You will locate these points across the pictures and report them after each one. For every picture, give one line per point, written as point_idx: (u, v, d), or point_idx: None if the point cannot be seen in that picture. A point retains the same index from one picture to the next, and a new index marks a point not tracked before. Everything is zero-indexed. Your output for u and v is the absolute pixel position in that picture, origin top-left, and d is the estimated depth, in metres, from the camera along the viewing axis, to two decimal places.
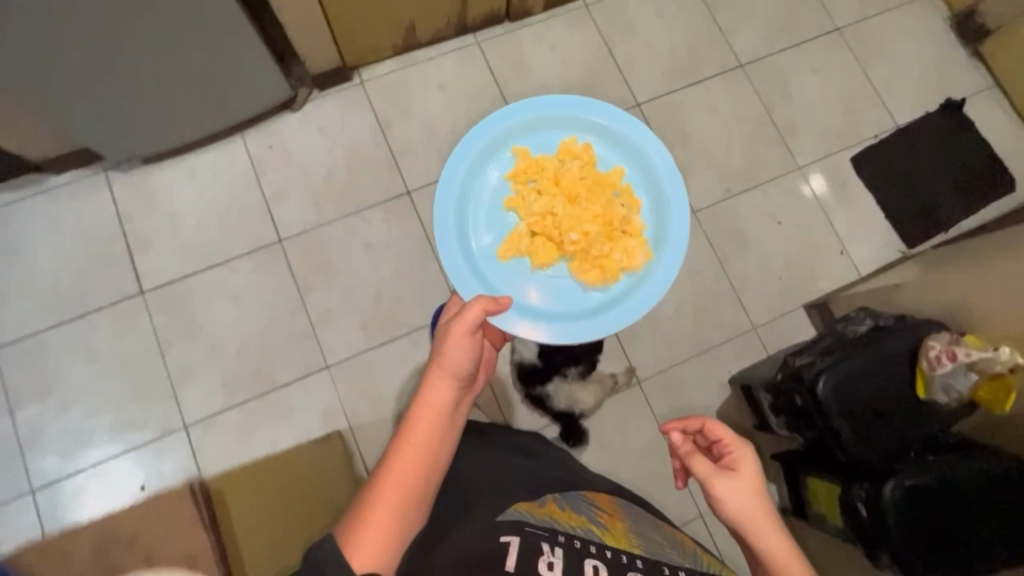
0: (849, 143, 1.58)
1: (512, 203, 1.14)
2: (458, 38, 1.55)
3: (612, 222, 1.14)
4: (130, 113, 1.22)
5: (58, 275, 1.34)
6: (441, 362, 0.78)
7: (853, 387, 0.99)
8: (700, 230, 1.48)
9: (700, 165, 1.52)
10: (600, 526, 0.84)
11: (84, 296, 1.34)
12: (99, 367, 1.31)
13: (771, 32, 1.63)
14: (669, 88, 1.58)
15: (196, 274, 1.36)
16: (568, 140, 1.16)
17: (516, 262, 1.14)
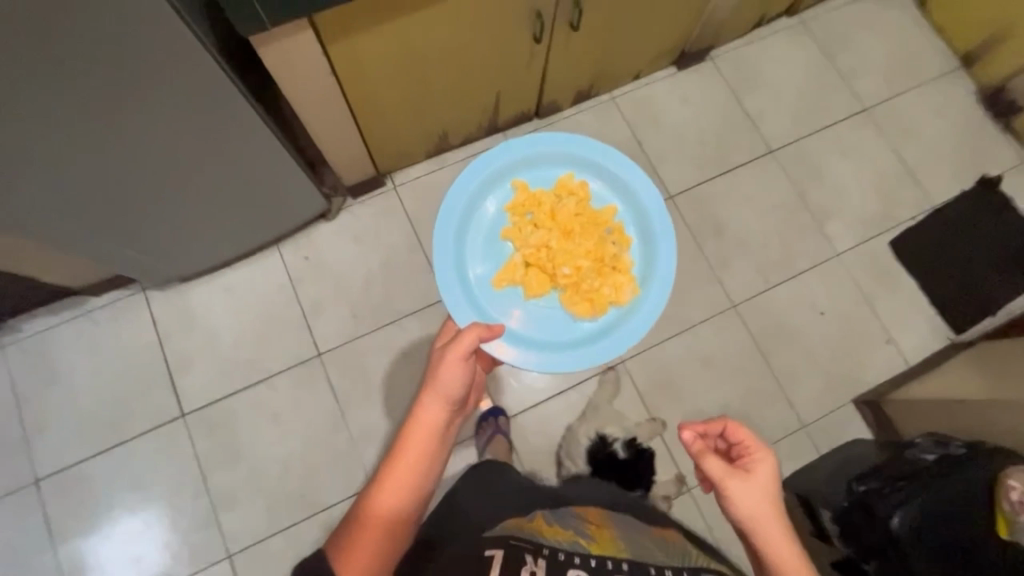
0: (887, 226, 1.55)
1: (510, 231, 1.24)
2: (489, 138, 1.55)
3: (603, 258, 1.21)
4: (171, 244, 1.22)
5: (99, 401, 1.34)
6: (434, 387, 0.76)
7: (933, 531, 0.93)
8: (742, 325, 1.45)
9: (737, 257, 1.50)
10: (588, 538, 0.76)
11: (126, 422, 1.33)
12: (142, 495, 1.30)
13: (801, 114, 1.62)
14: (701, 177, 1.56)
15: (236, 394, 1.35)
16: (566, 177, 1.24)
17: (509, 291, 1.23)
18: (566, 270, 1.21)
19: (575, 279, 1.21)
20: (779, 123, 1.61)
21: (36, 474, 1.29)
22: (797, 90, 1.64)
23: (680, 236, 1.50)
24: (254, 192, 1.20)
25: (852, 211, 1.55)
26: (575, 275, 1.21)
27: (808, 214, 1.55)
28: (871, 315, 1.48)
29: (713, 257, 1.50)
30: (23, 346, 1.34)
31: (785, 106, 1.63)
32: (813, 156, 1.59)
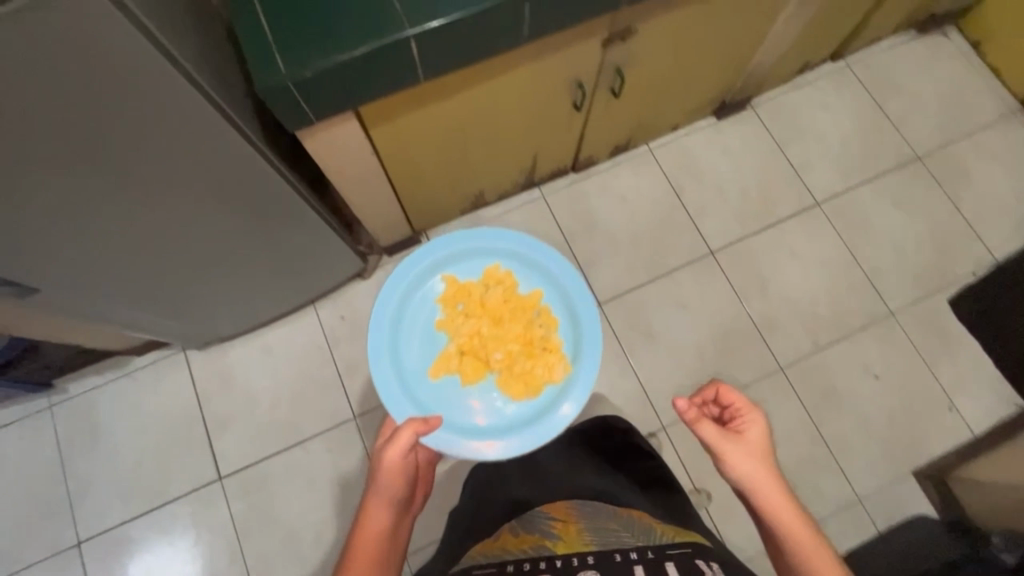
0: (945, 283, 1.47)
1: (440, 323, 1.07)
2: (525, 192, 1.53)
3: (534, 342, 1.06)
4: (212, 311, 1.23)
5: (140, 461, 1.35)
6: (376, 492, 0.86)
7: None
8: (791, 389, 1.38)
9: (784, 316, 1.44)
10: (556, 540, 0.81)
11: (165, 483, 1.34)
12: (179, 559, 1.30)
13: (850, 164, 1.56)
14: (745, 230, 1.51)
15: (272, 457, 1.35)
16: (491, 265, 1.08)
17: (443, 385, 1.05)
18: (498, 358, 1.06)
19: (508, 366, 1.05)
20: (827, 173, 1.55)
21: (78, 536, 1.31)
22: (843, 138, 1.58)
23: (723, 294, 1.45)
24: (293, 260, 1.20)
25: (907, 266, 1.48)
26: (508, 363, 1.05)
27: (858, 269, 1.48)
28: (931, 377, 1.40)
29: (758, 315, 1.44)
30: (69, 405, 1.37)
31: (833, 156, 1.57)
32: (863, 207, 1.52)
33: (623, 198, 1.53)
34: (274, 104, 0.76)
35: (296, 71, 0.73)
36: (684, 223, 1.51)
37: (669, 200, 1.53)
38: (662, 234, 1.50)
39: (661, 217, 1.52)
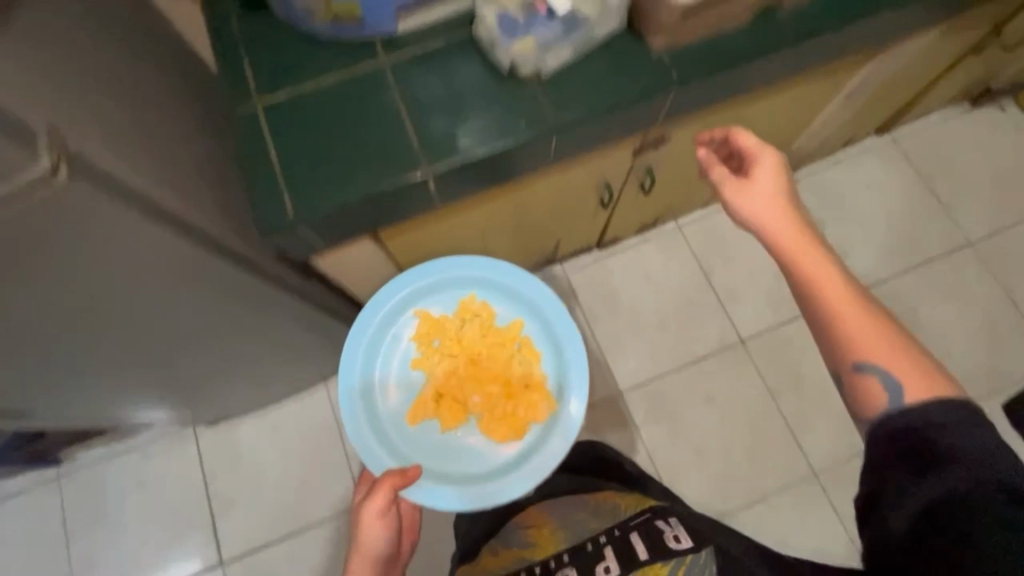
0: (999, 386, 1.35)
1: (416, 363, 1.04)
2: (545, 268, 1.46)
3: (512, 380, 1.03)
4: (218, 397, 1.20)
5: (143, 539, 1.32)
6: (359, 551, 0.80)
7: None
8: (824, 498, 1.29)
9: (818, 415, 1.34)
10: (531, 546, 0.96)
11: (167, 565, 1.31)
12: None
13: (895, 248, 1.46)
14: (778, 318, 1.41)
15: (275, 542, 1.31)
16: (467, 299, 1.05)
17: (421, 427, 1.02)
18: (477, 399, 1.03)
19: (488, 407, 1.02)
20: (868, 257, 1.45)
21: None
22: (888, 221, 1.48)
23: (755, 389, 1.37)
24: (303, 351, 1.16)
25: (956, 365, 1.37)
26: (487, 404, 1.02)
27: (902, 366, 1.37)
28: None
29: (792, 414, 1.35)
30: (75, 478, 1.35)
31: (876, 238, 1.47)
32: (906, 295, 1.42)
33: (649, 278, 1.45)
34: (271, 237, 0.71)
35: (304, 211, 0.69)
36: (713, 308, 1.42)
37: (696, 283, 1.44)
38: (689, 319, 1.41)
39: (688, 300, 1.43)
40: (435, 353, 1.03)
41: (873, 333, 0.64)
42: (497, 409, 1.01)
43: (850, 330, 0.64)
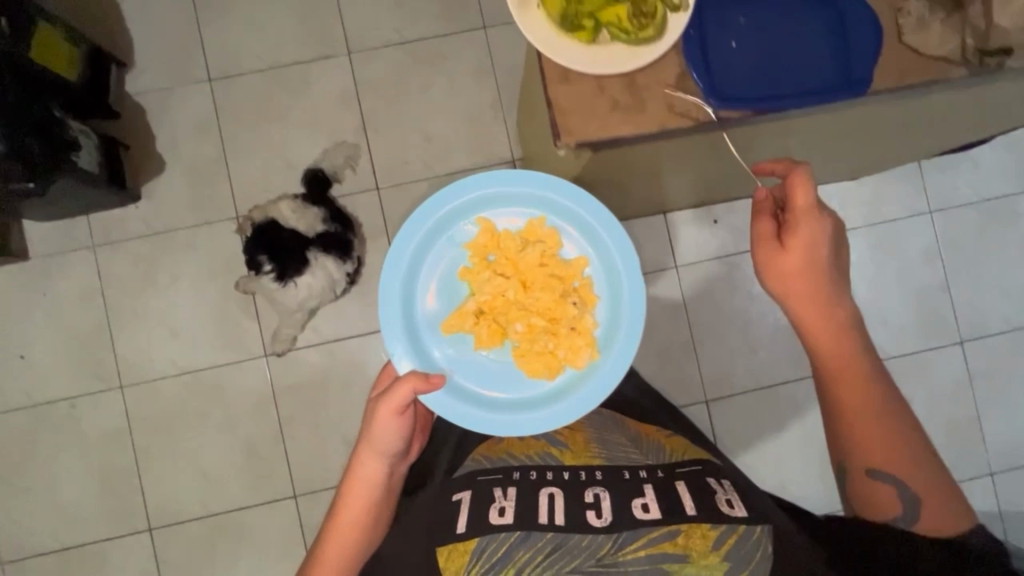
0: (42, 406, 1.25)
1: (464, 273, 0.87)
2: None
3: (562, 319, 0.85)
4: None
5: (910, 330, 1.39)
6: (373, 436, 0.83)
7: (284, 252, 1.15)
8: (152, 450, 1.26)
9: (91, 491, 1.25)
10: (561, 446, 0.90)
11: (942, 327, 1.39)
12: (871, 295, 1.39)
13: (59, 207, 1.18)
14: (222, 359, 1.28)
15: (801, 414, 1.34)
16: (539, 219, 0.87)
17: (451, 346, 0.88)
18: (516, 328, 0.86)
19: (529, 341, 0.86)
20: (73, 390, 1.26)
21: (895, 352, 1.38)
22: (23, 233, 1.25)
23: (140, 492, 1.26)
24: None
25: None
26: (528, 337, 0.86)
27: (409, 73, 1.32)
28: (460, 46, 1.32)
29: (141, 511, 1.25)
30: (911, 375, 1.38)
31: (49, 203, 1.13)
32: (301, 119, 1.30)
33: None
34: None
35: None
36: None
37: (195, 557, 1.25)
38: (201, 443, 1.27)
39: None
40: (487, 267, 0.86)
41: (895, 451, 0.75)
42: (539, 345, 0.86)
43: (853, 422, 0.77)
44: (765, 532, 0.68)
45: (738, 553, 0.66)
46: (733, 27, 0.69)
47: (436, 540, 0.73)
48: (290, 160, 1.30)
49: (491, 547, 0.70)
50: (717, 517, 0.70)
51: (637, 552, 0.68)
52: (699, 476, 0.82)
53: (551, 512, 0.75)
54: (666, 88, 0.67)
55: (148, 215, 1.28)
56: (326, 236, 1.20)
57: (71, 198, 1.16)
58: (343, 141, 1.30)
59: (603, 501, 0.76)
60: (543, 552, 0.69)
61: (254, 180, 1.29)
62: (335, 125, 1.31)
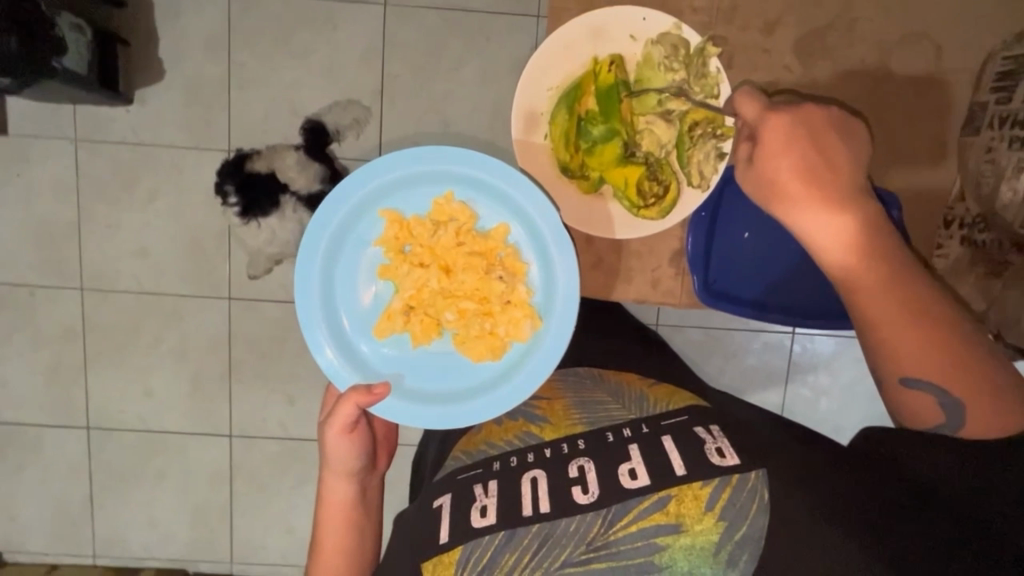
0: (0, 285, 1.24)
1: (382, 272, 0.77)
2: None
3: (492, 297, 0.77)
4: None
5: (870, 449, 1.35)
6: (332, 462, 0.74)
7: (253, 193, 1.14)
8: (103, 355, 1.27)
9: (38, 376, 1.28)
10: (540, 421, 0.70)
11: None
12: (847, 405, 1.32)
13: (42, 95, 1.11)
14: (185, 290, 1.26)
15: None
16: (445, 197, 0.76)
17: (388, 348, 0.78)
18: (451, 317, 0.78)
19: (464, 327, 0.78)
20: (34, 279, 1.25)
21: None
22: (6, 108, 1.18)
23: (85, 390, 1.28)
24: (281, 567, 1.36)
25: None
26: (462, 325, 0.78)
27: (443, 48, 1.19)
28: (505, 28, 1.19)
29: (83, 408, 1.29)
30: None
31: (34, 93, 1.06)
32: (315, 61, 1.20)
33: None
34: None
35: None
36: None
37: (127, 463, 1.31)
38: (151, 363, 1.28)
39: None
40: (400, 254, 0.77)
41: (954, 373, 0.53)
42: (472, 330, 0.77)
43: (909, 361, 0.54)
44: (762, 476, 0.54)
45: (732, 506, 0.53)
46: (752, 221, 0.81)
47: (419, 554, 0.60)
48: (294, 103, 1.21)
49: (475, 556, 0.57)
50: (705, 469, 0.56)
51: (628, 528, 0.54)
52: (688, 423, 0.63)
53: (536, 499, 0.59)
54: (644, 282, 0.82)
55: (138, 123, 1.21)
56: (314, 196, 1.16)
57: (58, 93, 1.09)
58: (356, 100, 1.21)
59: (589, 473, 0.60)
60: (531, 550, 0.56)
61: (252, 114, 1.21)
62: (350, 77, 1.20)
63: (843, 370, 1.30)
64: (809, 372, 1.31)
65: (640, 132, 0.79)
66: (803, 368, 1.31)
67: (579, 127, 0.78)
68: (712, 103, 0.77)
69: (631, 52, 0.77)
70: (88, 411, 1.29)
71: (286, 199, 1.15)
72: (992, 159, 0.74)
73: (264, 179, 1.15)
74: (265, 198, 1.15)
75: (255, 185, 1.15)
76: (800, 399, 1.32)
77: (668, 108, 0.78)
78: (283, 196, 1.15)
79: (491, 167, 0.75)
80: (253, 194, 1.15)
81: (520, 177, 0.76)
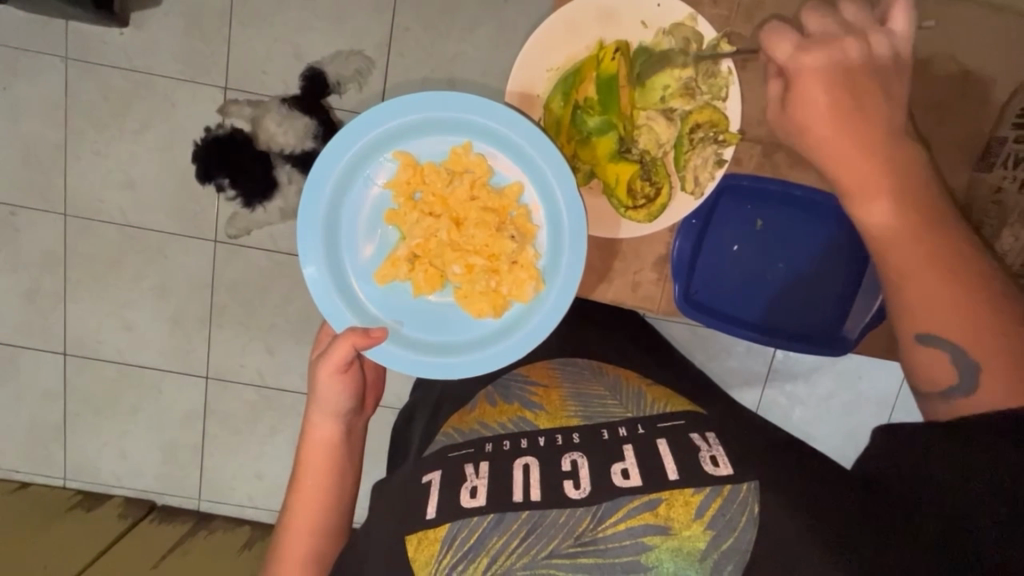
0: None
1: (390, 216, 0.74)
2: None
3: (500, 255, 0.73)
4: None
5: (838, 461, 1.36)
6: (321, 398, 0.74)
7: (244, 178, 1.19)
8: (84, 283, 1.26)
9: (17, 297, 1.26)
10: (536, 408, 0.70)
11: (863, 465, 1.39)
12: (818, 416, 1.33)
13: (33, 5, 1.05)
14: (170, 227, 1.23)
15: None
16: (461, 147, 0.73)
17: (390, 295, 0.76)
18: (457, 271, 0.74)
19: (469, 282, 0.74)
20: (16, 199, 1.21)
21: None
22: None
23: (64, 316, 1.27)
24: (246, 510, 1.38)
25: None
26: (467, 279, 0.74)
27: (457, 2, 1.13)
28: None
29: (61, 334, 1.28)
30: None
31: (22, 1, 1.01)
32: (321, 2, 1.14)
33: None
34: None
35: None
36: None
37: (103, 393, 1.31)
38: (132, 297, 1.27)
39: None
40: (408, 199, 0.73)
41: (976, 322, 0.55)
42: (477, 285, 0.74)
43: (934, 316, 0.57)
44: (754, 487, 0.54)
45: (722, 517, 0.53)
46: (744, 236, 0.81)
47: (405, 528, 0.60)
48: (296, 46, 1.15)
49: (462, 534, 0.57)
50: (698, 477, 0.56)
51: (618, 526, 0.54)
52: (683, 427, 0.63)
53: (526, 486, 0.59)
54: (631, 278, 0.80)
55: (131, 47, 1.15)
56: (306, 154, 1.18)
57: (48, 5, 1.03)
58: (360, 49, 1.16)
59: (581, 468, 0.60)
60: (519, 536, 0.55)
61: (251, 53, 1.16)
62: (356, 24, 1.15)
63: (821, 381, 1.31)
64: (787, 380, 1.31)
65: (638, 128, 0.76)
66: (781, 375, 1.31)
67: (574, 116, 0.75)
68: (717, 106, 0.74)
69: (640, 41, 0.73)
70: (65, 337, 1.28)
71: (278, 168, 1.19)
72: (1000, 200, 0.76)
73: (249, 162, 1.18)
74: (255, 179, 1.19)
75: (243, 171, 1.18)
76: (774, 405, 1.32)
77: (670, 106, 0.75)
78: (275, 166, 1.19)
79: (512, 118, 0.71)
80: (244, 181, 1.19)
81: (541, 130, 0.71)
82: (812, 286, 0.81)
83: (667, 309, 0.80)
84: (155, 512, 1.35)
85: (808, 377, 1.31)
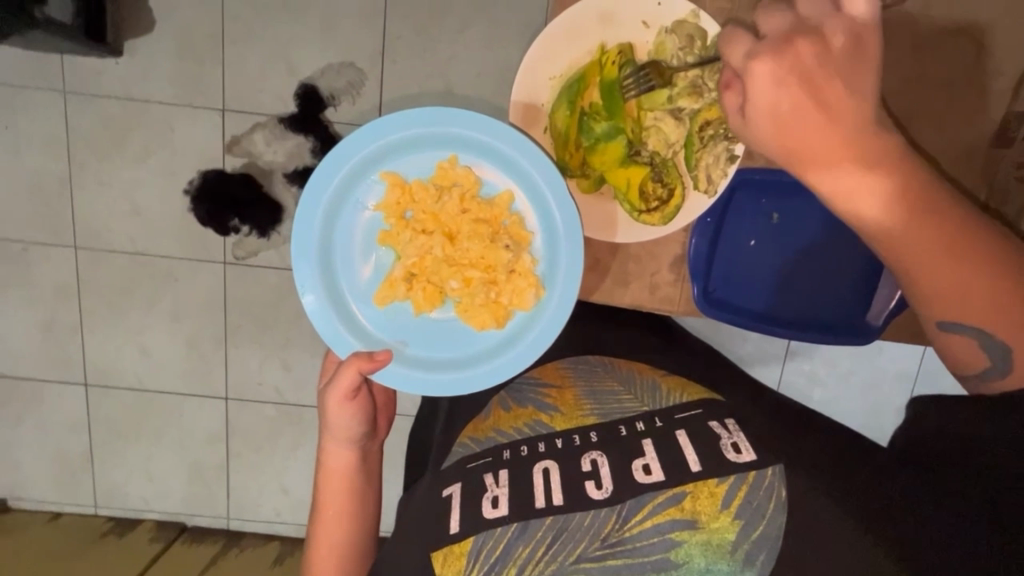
0: None
1: (383, 238, 0.74)
2: None
3: (497, 265, 0.73)
4: None
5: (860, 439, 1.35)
6: (333, 426, 0.74)
7: (250, 209, 1.21)
8: (98, 314, 1.27)
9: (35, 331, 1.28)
10: (550, 409, 0.69)
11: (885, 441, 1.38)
12: (837, 395, 1.31)
13: (27, 43, 1.06)
14: (179, 253, 1.24)
15: None
16: (446, 162, 0.73)
17: (393, 316, 0.76)
18: (456, 285, 0.74)
19: (468, 295, 0.74)
20: (25, 234, 1.23)
21: None
22: None
23: (81, 348, 1.29)
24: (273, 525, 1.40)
25: None
26: (467, 293, 0.74)
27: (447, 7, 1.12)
28: None
29: (80, 365, 1.29)
30: None
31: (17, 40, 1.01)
32: (310, 18, 1.13)
33: None
34: None
35: None
36: None
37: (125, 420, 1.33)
38: (146, 324, 1.28)
39: None
40: (400, 219, 0.73)
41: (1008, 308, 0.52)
42: (476, 298, 0.74)
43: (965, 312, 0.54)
44: (778, 472, 0.54)
45: (749, 504, 0.53)
46: (759, 230, 0.80)
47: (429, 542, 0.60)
48: (288, 65, 1.15)
49: (488, 545, 0.57)
50: (721, 466, 0.56)
51: (643, 524, 0.54)
52: (703, 416, 0.63)
53: (548, 490, 0.59)
54: (645, 277, 0.79)
55: (127, 76, 1.16)
56: (305, 168, 1.20)
57: (42, 42, 1.03)
58: (351, 63, 1.15)
59: (602, 467, 0.59)
60: (544, 544, 0.55)
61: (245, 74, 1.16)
62: (346, 37, 1.14)
63: (838, 360, 1.29)
64: (805, 362, 1.30)
65: (647, 130, 0.76)
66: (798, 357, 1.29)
67: (581, 122, 0.75)
68: None
69: (642, 41, 0.72)
70: (85, 368, 1.30)
71: (281, 186, 1.21)
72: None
73: (251, 192, 1.20)
74: (261, 206, 1.21)
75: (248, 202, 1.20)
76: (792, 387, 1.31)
77: (678, 105, 0.74)
78: (277, 184, 1.20)
79: (493, 128, 0.71)
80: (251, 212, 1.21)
81: (523, 137, 0.71)
82: (830, 275, 0.80)
83: (686, 309, 0.80)
84: (184, 533, 1.37)
85: (824, 357, 1.29)
